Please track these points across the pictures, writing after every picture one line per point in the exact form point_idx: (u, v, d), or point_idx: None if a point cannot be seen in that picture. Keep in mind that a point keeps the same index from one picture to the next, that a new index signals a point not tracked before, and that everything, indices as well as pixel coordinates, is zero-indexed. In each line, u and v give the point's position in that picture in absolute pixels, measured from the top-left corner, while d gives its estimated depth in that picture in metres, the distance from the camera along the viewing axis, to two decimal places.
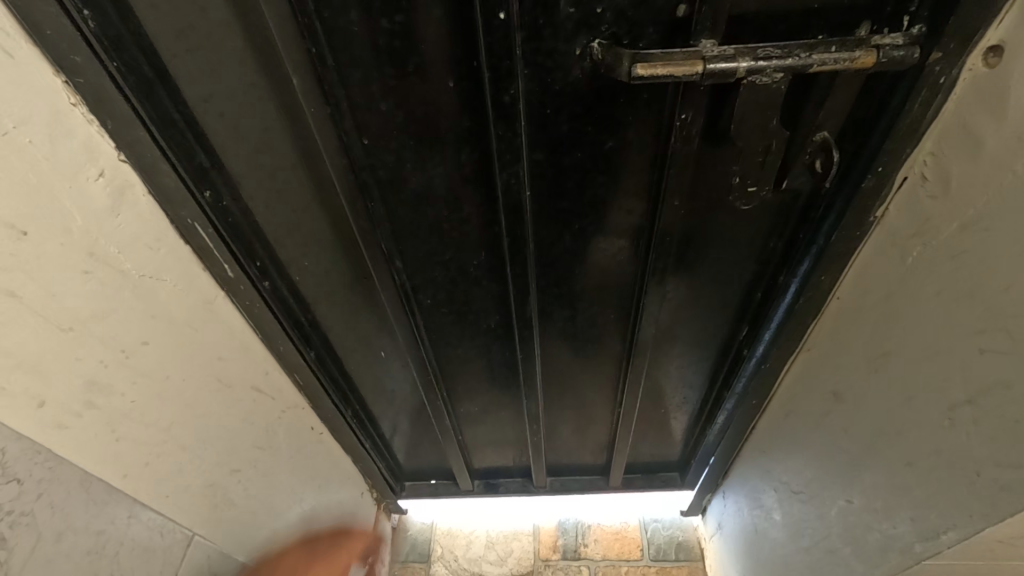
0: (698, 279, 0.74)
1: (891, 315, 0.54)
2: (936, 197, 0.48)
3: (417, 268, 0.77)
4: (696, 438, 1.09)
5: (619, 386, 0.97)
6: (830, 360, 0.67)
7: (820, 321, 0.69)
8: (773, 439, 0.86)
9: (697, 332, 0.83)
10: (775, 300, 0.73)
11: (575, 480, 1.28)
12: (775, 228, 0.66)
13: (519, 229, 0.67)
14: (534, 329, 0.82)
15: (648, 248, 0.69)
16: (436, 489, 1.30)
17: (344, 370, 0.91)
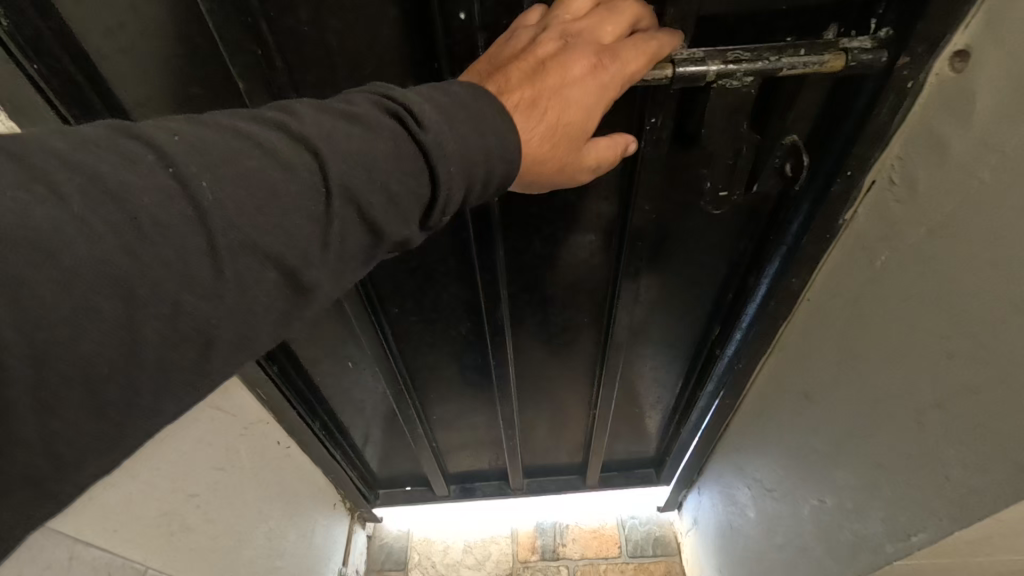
0: (670, 279, 0.74)
1: (860, 318, 0.54)
2: (903, 202, 0.48)
3: (383, 277, 0.74)
4: (671, 436, 1.10)
5: (594, 387, 0.96)
6: (801, 360, 0.67)
7: (790, 323, 0.69)
8: (746, 437, 0.86)
9: (670, 332, 0.83)
10: (744, 300, 0.73)
11: (551, 481, 1.27)
12: (745, 227, 0.65)
13: (487, 232, 0.65)
14: (505, 332, 0.80)
15: (621, 249, 0.68)
16: (412, 496, 1.28)
17: (309, 377, 0.87)
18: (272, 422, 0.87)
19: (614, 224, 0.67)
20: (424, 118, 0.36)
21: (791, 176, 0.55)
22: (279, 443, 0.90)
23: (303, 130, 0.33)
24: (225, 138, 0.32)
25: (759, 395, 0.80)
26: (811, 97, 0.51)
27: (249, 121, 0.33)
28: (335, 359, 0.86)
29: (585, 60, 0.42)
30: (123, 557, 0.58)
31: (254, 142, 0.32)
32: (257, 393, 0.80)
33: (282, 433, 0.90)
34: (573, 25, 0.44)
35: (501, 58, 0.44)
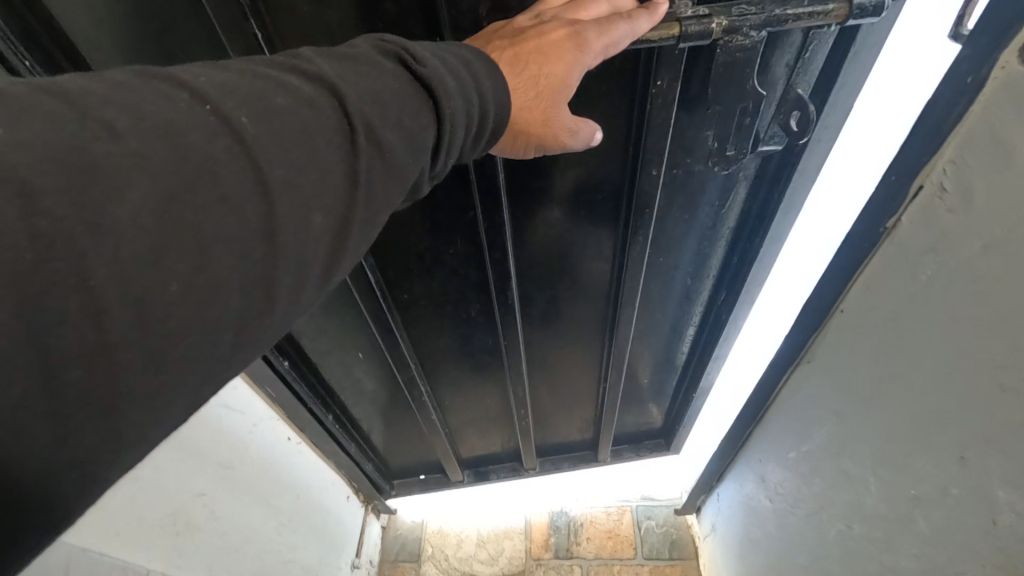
0: (674, 236, 0.72)
1: (899, 336, 0.49)
2: (955, 212, 0.42)
3: (390, 262, 0.73)
4: (679, 406, 1.09)
5: (604, 365, 0.95)
6: (829, 374, 0.62)
7: (819, 335, 0.63)
8: (768, 445, 0.82)
9: (675, 295, 0.83)
10: (749, 262, 0.72)
11: (564, 459, 1.25)
12: (750, 179, 0.65)
13: (490, 202, 0.64)
14: (515, 306, 0.79)
15: (622, 212, 0.67)
16: (426, 484, 1.27)
17: (320, 370, 0.86)
18: (280, 418, 0.89)
19: (620, 187, 0.65)
20: (423, 56, 0.36)
21: (797, 130, 0.53)
22: (290, 439, 0.91)
23: (322, 72, 0.33)
24: (247, 81, 0.30)
25: (782, 405, 0.76)
26: (821, 46, 0.49)
27: (270, 66, 0.32)
28: (345, 349, 0.85)
29: (564, 28, 0.43)
30: (123, 559, 0.57)
31: (275, 82, 0.31)
32: (266, 391, 0.82)
33: (291, 429, 0.92)
34: (533, 8, 0.46)
35: (481, 35, 0.46)
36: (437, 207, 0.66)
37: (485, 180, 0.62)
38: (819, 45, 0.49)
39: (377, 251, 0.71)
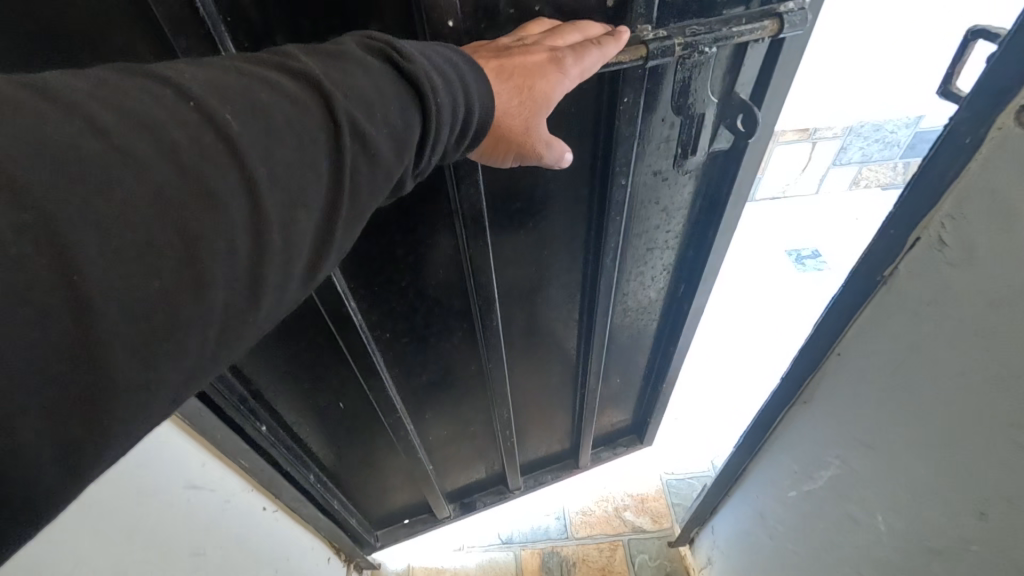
0: (645, 240, 0.75)
1: (904, 385, 0.49)
2: (957, 265, 0.42)
3: (373, 304, 0.68)
4: (649, 400, 1.14)
5: (581, 373, 0.97)
6: (830, 416, 0.62)
7: (819, 374, 0.63)
8: (765, 480, 0.81)
9: (640, 298, 0.86)
10: (702, 254, 0.78)
11: (546, 471, 1.25)
12: (704, 182, 0.69)
13: (474, 228, 0.62)
14: (499, 335, 0.79)
15: (590, 223, 0.70)
16: (411, 527, 1.21)
17: (300, 419, 0.80)
18: (255, 490, 0.81)
19: (595, 196, 0.66)
20: (409, 52, 0.35)
21: (743, 130, 0.58)
22: (264, 508, 0.84)
23: (309, 70, 0.31)
24: (231, 79, 0.29)
25: (780, 442, 0.75)
26: (756, 56, 0.55)
27: (247, 61, 0.30)
28: (325, 399, 0.79)
29: (544, 51, 0.42)
30: None
31: (253, 78, 0.29)
32: (239, 463, 0.76)
33: (266, 499, 0.85)
34: (510, 31, 0.47)
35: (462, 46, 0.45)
36: (420, 238, 0.64)
37: (469, 207, 0.60)
38: (754, 55, 0.54)
39: (357, 294, 0.66)
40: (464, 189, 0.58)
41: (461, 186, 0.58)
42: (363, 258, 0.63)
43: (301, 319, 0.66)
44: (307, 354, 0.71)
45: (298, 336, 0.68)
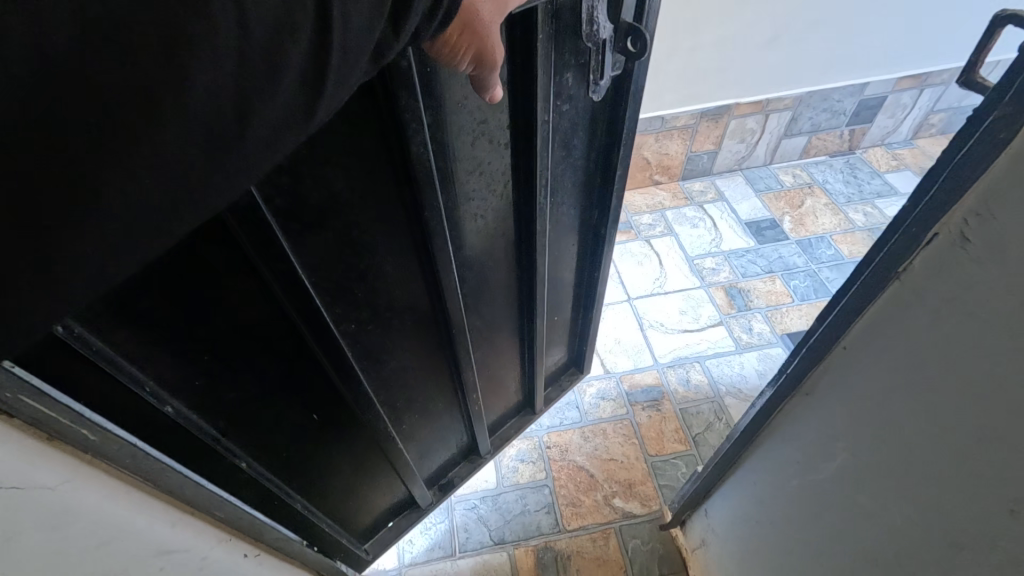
0: (562, 171, 0.83)
1: (923, 379, 0.48)
2: (982, 262, 0.41)
3: (342, 302, 0.65)
4: (581, 326, 1.31)
5: (526, 319, 1.05)
6: (838, 408, 0.62)
7: (824, 366, 0.62)
8: (764, 463, 0.82)
9: (569, 234, 0.98)
10: (611, 180, 0.93)
11: (509, 426, 1.35)
12: (603, 107, 0.81)
13: (428, 189, 0.62)
14: (459, 304, 0.81)
15: (515, 180, 0.77)
16: (397, 529, 1.20)
17: (274, 445, 0.73)
18: (235, 539, 0.73)
19: (515, 134, 0.71)
20: None
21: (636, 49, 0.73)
22: (247, 555, 0.76)
23: None
24: None
25: (781, 431, 0.75)
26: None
27: None
28: (295, 416, 0.73)
29: None
30: None
31: None
32: (212, 516, 0.66)
33: (248, 543, 0.77)
34: None
35: None
36: (373, 216, 0.61)
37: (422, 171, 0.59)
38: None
39: (320, 290, 0.61)
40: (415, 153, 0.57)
41: (412, 143, 0.56)
42: (322, 245, 0.58)
43: (264, 330, 0.60)
44: (272, 372, 0.65)
45: (261, 350, 0.61)
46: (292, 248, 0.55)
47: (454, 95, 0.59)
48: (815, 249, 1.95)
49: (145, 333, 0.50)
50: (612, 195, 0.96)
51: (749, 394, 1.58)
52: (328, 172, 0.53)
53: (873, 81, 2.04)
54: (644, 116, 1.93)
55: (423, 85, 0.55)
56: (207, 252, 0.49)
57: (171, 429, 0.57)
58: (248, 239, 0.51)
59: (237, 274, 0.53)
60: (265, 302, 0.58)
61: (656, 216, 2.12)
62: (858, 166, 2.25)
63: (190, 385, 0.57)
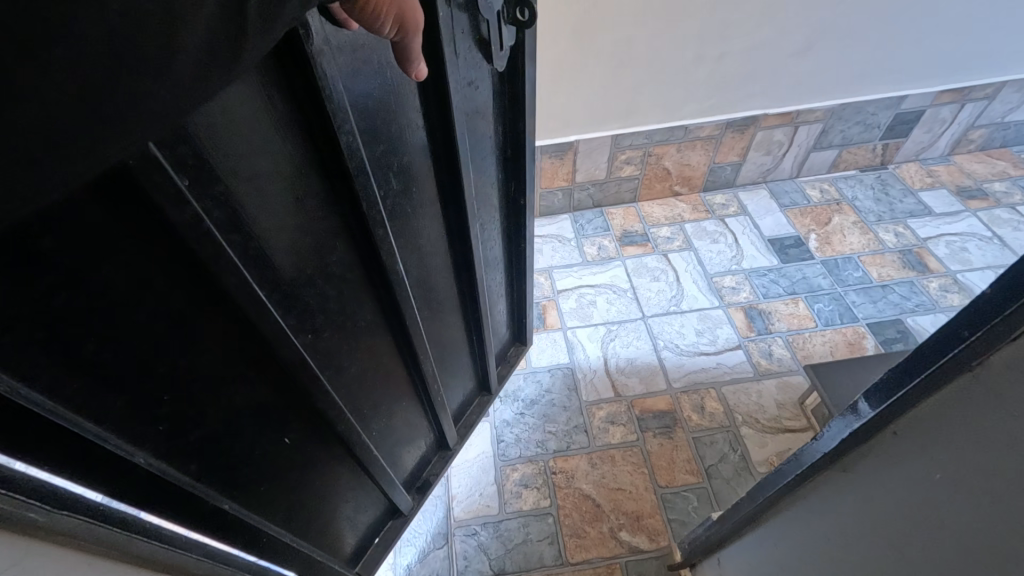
0: (480, 141, 0.80)
1: (984, 481, 0.41)
2: None
3: (303, 318, 0.59)
4: (517, 300, 1.35)
5: (466, 305, 1.05)
6: (877, 492, 0.55)
7: (870, 445, 0.55)
8: (785, 521, 0.75)
9: (491, 211, 0.97)
10: (519, 148, 0.93)
11: (472, 413, 1.36)
12: (504, 76, 0.80)
13: (359, 175, 0.56)
14: (405, 288, 0.75)
15: (434, 150, 0.72)
16: (383, 544, 1.16)
17: (248, 478, 0.66)
18: None
19: (428, 103, 0.66)
20: None
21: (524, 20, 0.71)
22: None
23: None
24: None
25: (808, 498, 0.68)
26: None
27: None
28: (266, 443, 0.66)
29: None
30: None
31: None
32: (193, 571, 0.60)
33: None
34: None
35: None
36: (312, 211, 0.54)
37: (350, 158, 0.53)
38: None
39: (276, 303, 0.54)
40: (338, 138, 0.51)
41: (333, 119, 0.49)
42: (267, 254, 0.50)
43: (227, 357, 0.53)
44: (237, 399, 0.57)
45: (223, 377, 0.54)
46: (242, 262, 0.47)
47: (373, 74, 0.54)
48: (842, 271, 1.86)
49: (95, 382, 0.42)
50: (528, 164, 0.96)
51: (766, 424, 1.50)
52: (262, 168, 0.46)
53: (912, 94, 1.93)
54: (666, 126, 1.86)
55: (342, 71, 0.49)
56: (150, 280, 0.42)
57: (132, 481, 0.51)
58: (193, 257, 0.43)
59: (190, 298, 0.46)
60: (222, 324, 0.50)
61: (674, 228, 2.04)
62: (890, 183, 2.14)
63: (153, 430, 0.49)
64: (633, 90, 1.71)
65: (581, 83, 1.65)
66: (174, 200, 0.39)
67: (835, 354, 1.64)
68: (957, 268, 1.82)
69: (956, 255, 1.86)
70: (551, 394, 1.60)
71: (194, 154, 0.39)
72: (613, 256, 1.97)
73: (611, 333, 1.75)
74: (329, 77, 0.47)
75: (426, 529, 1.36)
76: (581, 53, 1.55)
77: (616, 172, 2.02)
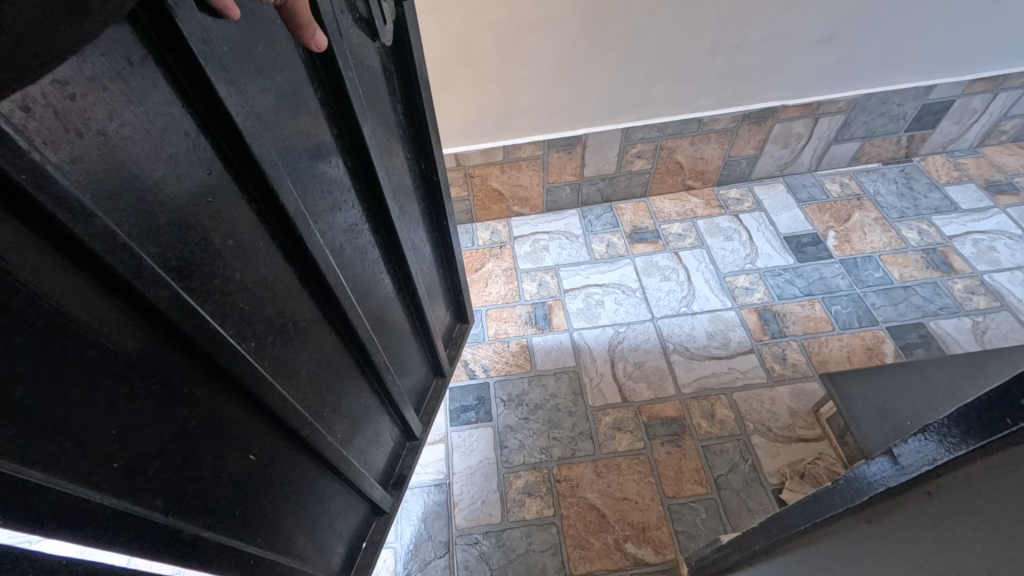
0: (382, 123, 0.75)
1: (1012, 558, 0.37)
2: None
3: (249, 328, 0.54)
4: (451, 280, 1.22)
5: (409, 297, 0.97)
6: (899, 546, 0.50)
7: (896, 496, 0.51)
8: (798, 560, 0.70)
9: (407, 193, 0.89)
10: (419, 124, 0.87)
11: (432, 400, 1.23)
12: (391, 55, 0.75)
13: (269, 165, 0.50)
14: (343, 285, 0.69)
15: (336, 135, 0.65)
16: (373, 546, 1.04)
17: (222, 502, 0.59)
18: None
19: (322, 80, 0.60)
20: None
21: None
22: None
23: None
24: None
25: (823, 539, 0.64)
26: None
27: None
28: (230, 463, 0.58)
29: None
30: None
31: None
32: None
33: None
34: None
35: None
36: (229, 211, 0.48)
37: (257, 147, 0.48)
38: None
39: (214, 312, 0.48)
40: (237, 125, 0.46)
41: (226, 104, 0.44)
42: (194, 262, 0.45)
43: (174, 377, 0.47)
44: (192, 424, 0.50)
45: (172, 402, 0.47)
46: (167, 273, 0.42)
47: (265, 60, 0.49)
48: (862, 271, 1.78)
49: (26, 427, 0.36)
50: (428, 141, 0.91)
51: (778, 433, 1.45)
52: (168, 167, 0.41)
53: (941, 83, 1.83)
54: (679, 119, 1.79)
55: (227, 53, 0.43)
56: (72, 300, 0.37)
57: (97, 532, 0.44)
58: (113, 271, 0.38)
59: (118, 319, 0.40)
60: (161, 339, 0.44)
61: (686, 225, 1.98)
62: (914, 176, 2.05)
63: (107, 470, 0.43)
64: (643, 81, 1.63)
65: (589, 73, 1.57)
66: (80, 215, 0.34)
67: (853, 360, 1.58)
68: (984, 268, 1.74)
69: (983, 254, 1.77)
70: (557, 399, 1.56)
71: (91, 156, 0.35)
72: (622, 254, 1.91)
73: (619, 334, 1.69)
74: (215, 58, 0.42)
75: (424, 537, 1.34)
76: (588, 42, 1.46)
77: (627, 166, 1.94)
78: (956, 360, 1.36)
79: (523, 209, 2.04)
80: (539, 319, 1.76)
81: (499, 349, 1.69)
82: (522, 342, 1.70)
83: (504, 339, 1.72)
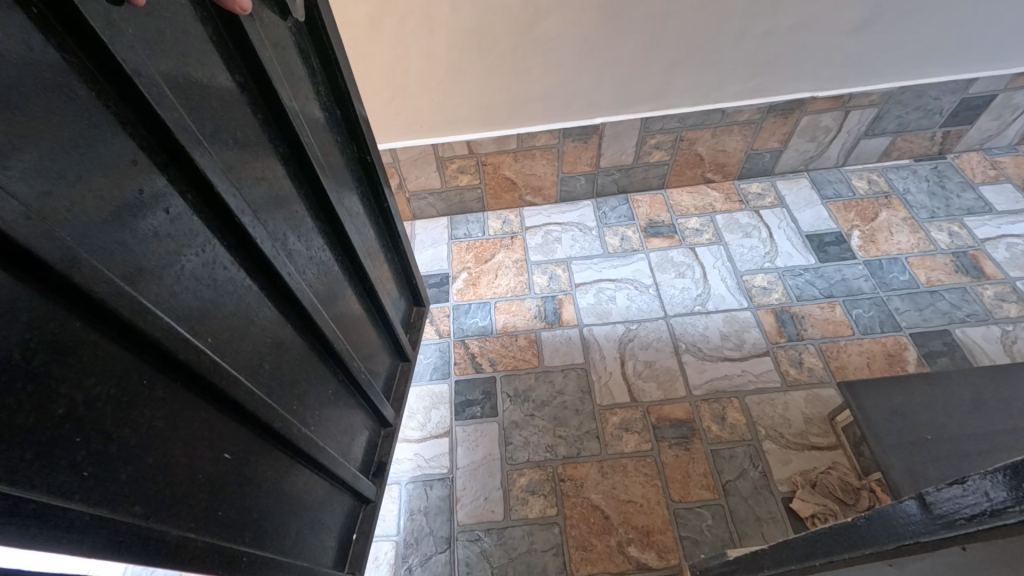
0: (306, 105, 0.70)
1: None
2: None
3: (203, 322, 0.52)
4: (404, 265, 1.16)
5: (360, 284, 0.92)
6: None
7: (920, 544, 0.47)
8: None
9: (342, 176, 0.84)
10: (344, 104, 0.82)
11: (401, 385, 1.16)
12: (306, 33, 0.70)
13: (199, 153, 0.49)
14: (293, 275, 0.66)
15: (259, 114, 0.61)
16: (364, 537, 1.00)
17: (207, 506, 0.56)
18: None
19: (233, 58, 0.56)
20: None
21: None
22: None
23: None
24: None
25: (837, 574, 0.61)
26: None
27: None
28: (205, 463, 0.55)
29: None
30: None
31: None
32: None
33: None
34: None
35: None
36: (164, 204, 0.47)
37: (179, 131, 0.46)
38: None
39: (164, 310, 0.47)
40: (157, 112, 0.44)
41: (141, 89, 0.43)
42: (131, 255, 0.43)
43: (133, 379, 0.44)
44: (160, 426, 0.48)
45: (136, 405, 0.45)
46: (106, 268, 0.40)
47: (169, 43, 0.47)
48: (886, 274, 1.71)
49: None
50: (358, 123, 0.86)
51: (791, 440, 1.41)
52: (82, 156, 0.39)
53: (982, 76, 1.72)
54: (701, 109, 1.71)
55: (125, 37, 0.42)
56: (11, 301, 0.34)
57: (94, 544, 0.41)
58: (51, 268, 0.36)
59: (62, 321, 0.38)
60: (113, 338, 0.42)
61: (704, 220, 1.91)
62: (947, 174, 1.95)
63: (78, 480, 0.40)
64: (665, 70, 1.56)
65: (603, 61, 1.50)
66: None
67: (872, 367, 1.52)
68: (1017, 274, 1.66)
69: (1017, 260, 1.68)
70: (563, 397, 1.54)
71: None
72: (637, 249, 1.86)
73: (630, 333, 1.65)
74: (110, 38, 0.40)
75: (424, 532, 1.34)
76: (603, 29, 1.40)
77: (645, 158, 1.88)
78: (981, 373, 1.30)
79: (536, 199, 1.99)
80: (548, 314, 1.72)
81: (506, 342, 1.67)
82: (530, 335, 1.67)
83: (512, 332, 1.69)
